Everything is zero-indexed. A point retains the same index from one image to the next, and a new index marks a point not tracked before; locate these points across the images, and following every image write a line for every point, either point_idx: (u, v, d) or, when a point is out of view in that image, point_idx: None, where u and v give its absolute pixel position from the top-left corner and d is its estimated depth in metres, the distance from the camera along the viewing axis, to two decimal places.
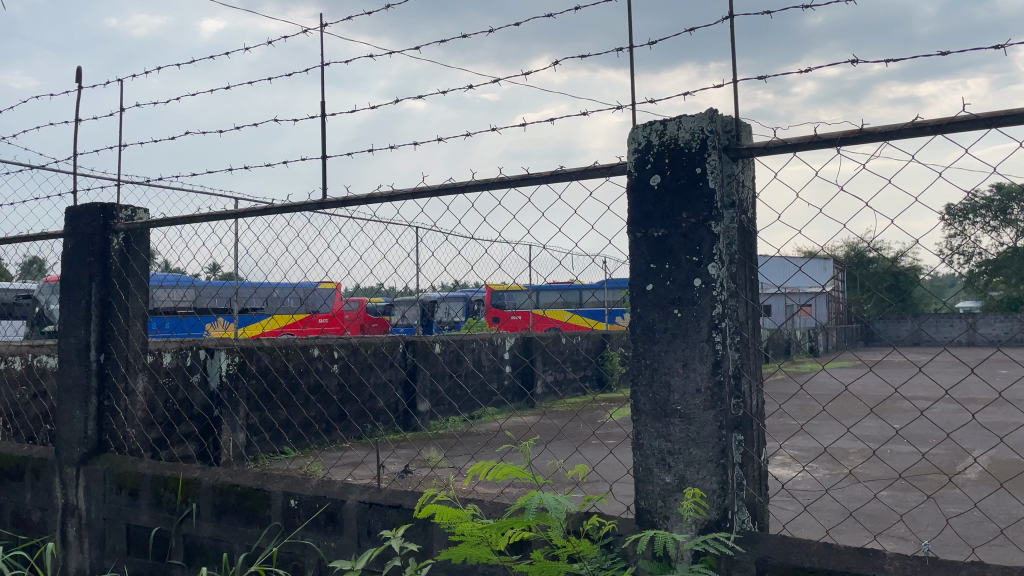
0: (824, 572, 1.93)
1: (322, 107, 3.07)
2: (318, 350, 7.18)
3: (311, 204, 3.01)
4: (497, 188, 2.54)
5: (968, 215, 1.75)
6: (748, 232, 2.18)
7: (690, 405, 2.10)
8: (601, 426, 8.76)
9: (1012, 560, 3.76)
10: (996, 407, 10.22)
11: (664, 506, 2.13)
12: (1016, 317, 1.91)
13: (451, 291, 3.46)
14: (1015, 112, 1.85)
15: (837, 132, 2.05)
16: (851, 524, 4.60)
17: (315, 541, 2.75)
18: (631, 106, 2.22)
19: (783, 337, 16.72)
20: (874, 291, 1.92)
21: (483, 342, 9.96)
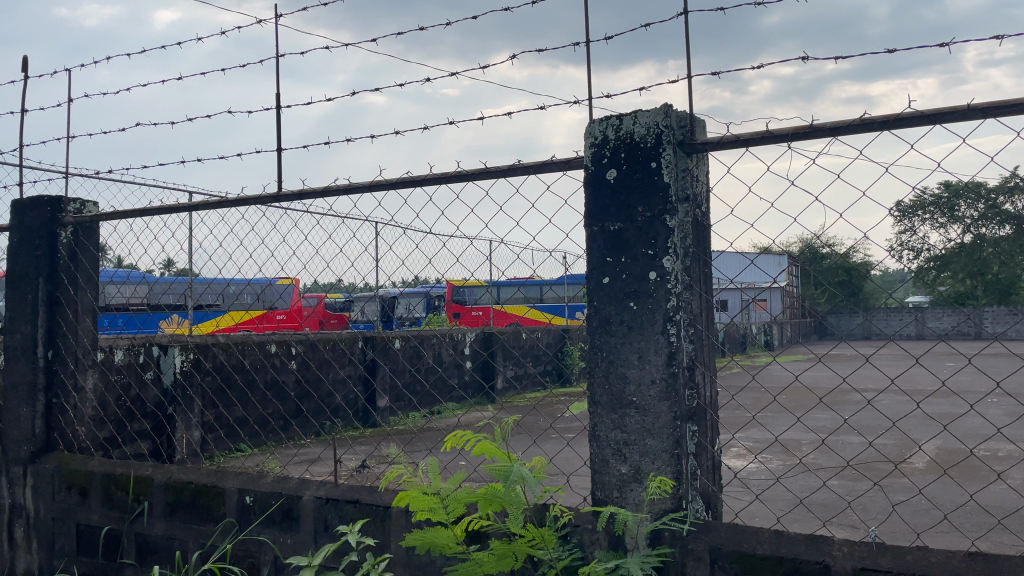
0: (774, 559, 1.97)
1: (278, 100, 3.03)
2: (274, 345, 7.10)
3: (266, 197, 2.97)
4: (456, 182, 2.53)
5: (917, 212, 1.79)
6: (703, 226, 2.21)
7: (645, 396, 2.12)
8: (560, 420, 8.80)
9: (956, 546, 3.87)
10: (941, 397, 10.54)
11: (620, 496, 2.15)
12: (961, 310, 1.97)
13: (412, 287, 3.45)
14: (957, 109, 1.91)
15: (787, 128, 2.09)
16: (802, 512, 4.72)
17: (271, 538, 2.73)
18: (587, 101, 2.23)
19: (739, 330, 17.01)
20: (827, 285, 1.96)
21: (442, 338, 9.95)
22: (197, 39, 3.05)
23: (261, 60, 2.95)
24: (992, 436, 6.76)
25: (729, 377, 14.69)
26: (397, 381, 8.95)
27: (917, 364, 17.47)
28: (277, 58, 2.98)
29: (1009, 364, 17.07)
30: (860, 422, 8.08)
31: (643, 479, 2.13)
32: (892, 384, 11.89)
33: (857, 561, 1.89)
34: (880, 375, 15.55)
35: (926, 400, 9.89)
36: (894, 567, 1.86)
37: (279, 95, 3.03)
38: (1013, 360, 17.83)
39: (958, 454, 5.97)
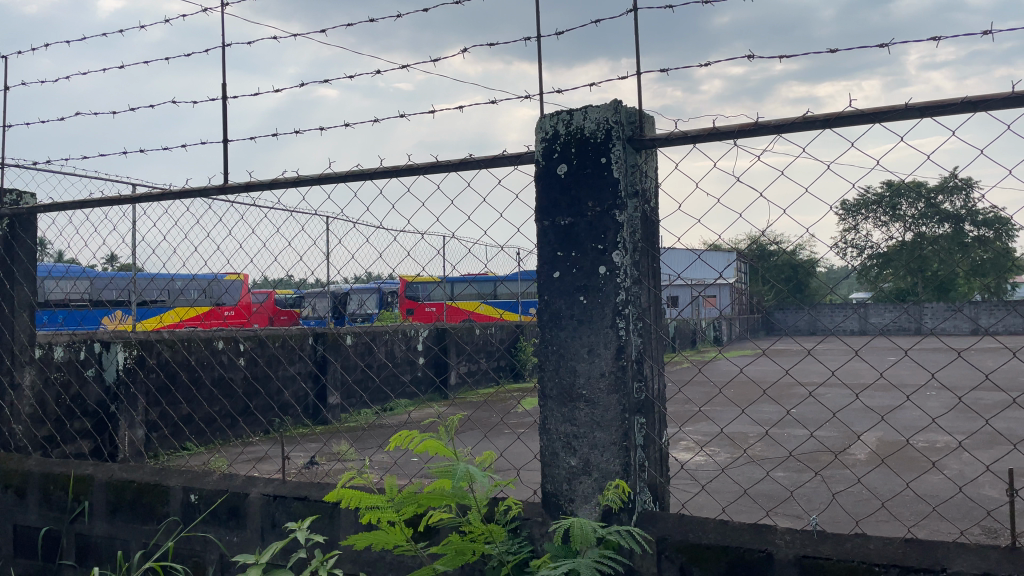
0: (720, 548, 2.01)
1: (224, 90, 2.97)
2: (221, 342, 6.98)
3: (211, 189, 2.91)
4: (407, 176, 2.51)
5: (860, 210, 1.84)
6: (652, 222, 2.23)
7: (594, 389, 2.14)
8: (511, 416, 8.82)
9: (893, 534, 4.00)
10: (881, 390, 10.85)
11: (569, 489, 2.17)
12: (901, 306, 2.03)
13: (367, 283, 3.42)
14: (896, 107, 1.96)
15: (733, 124, 2.12)
16: (746, 502, 4.82)
17: (217, 536, 2.68)
18: (539, 95, 2.24)
19: (689, 325, 17.26)
20: (773, 282, 2.00)
21: (395, 335, 9.89)
22: (139, 26, 2.97)
23: (206, 50, 2.89)
24: (930, 427, 6.99)
25: (678, 372, 14.89)
26: (348, 378, 8.87)
27: (859, 357, 17.96)
28: (224, 47, 2.92)
29: (945, 357, 17.61)
30: (805, 414, 8.28)
31: (592, 471, 2.14)
32: (835, 378, 12.21)
33: (798, 549, 1.94)
34: (822, 368, 15.95)
35: (867, 394, 10.16)
36: (834, 554, 1.90)
37: (225, 86, 2.97)
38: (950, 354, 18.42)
39: (895, 444, 6.15)
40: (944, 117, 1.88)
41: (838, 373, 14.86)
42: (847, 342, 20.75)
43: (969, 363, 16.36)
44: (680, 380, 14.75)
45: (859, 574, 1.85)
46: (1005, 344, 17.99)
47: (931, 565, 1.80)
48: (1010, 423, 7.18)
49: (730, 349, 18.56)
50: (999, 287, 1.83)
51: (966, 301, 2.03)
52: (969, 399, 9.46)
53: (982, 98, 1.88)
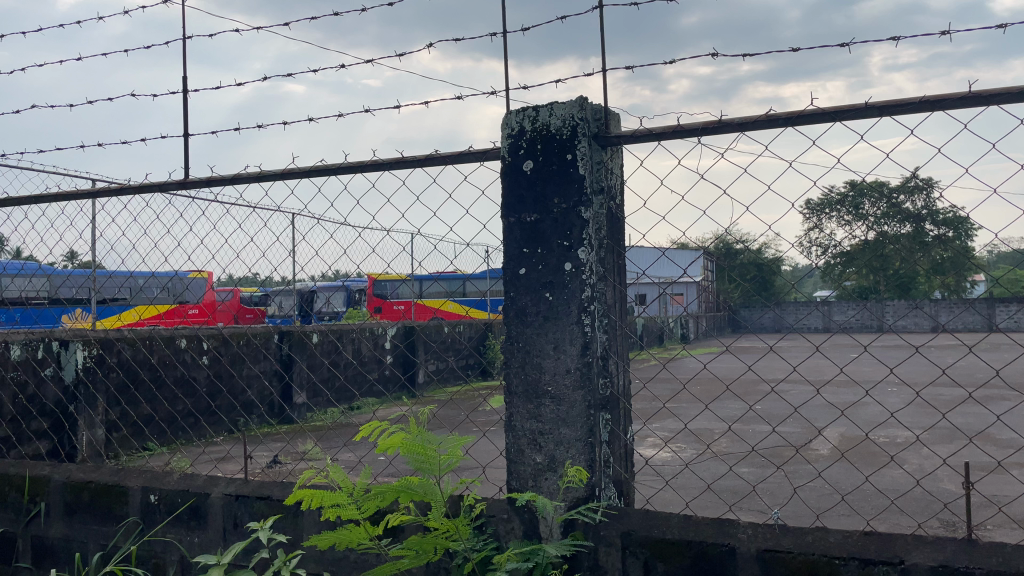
0: (683, 543, 2.03)
1: (187, 84, 2.92)
2: (184, 340, 6.89)
3: (172, 184, 2.86)
4: (372, 171, 2.49)
5: (825, 210, 1.87)
6: (617, 218, 2.24)
7: (559, 385, 2.14)
8: (478, 413, 8.82)
9: (853, 527, 4.08)
10: (844, 386, 11.04)
11: (534, 486, 2.17)
12: (863, 304, 2.06)
13: (333, 281, 3.39)
14: (856, 106, 1.99)
15: (697, 122, 2.14)
16: (710, 497, 4.88)
17: (178, 537, 2.64)
18: (504, 91, 2.23)
19: (657, 324, 17.36)
20: (739, 280, 2.02)
21: (362, 333, 9.83)
22: (98, 18, 2.91)
23: (167, 42, 2.84)
24: (890, 423, 7.13)
25: (644, 369, 15.00)
26: (314, 376, 8.79)
27: (821, 353, 18.27)
28: (185, 40, 2.87)
29: (904, 354, 18.00)
30: (770, 409, 8.39)
31: (557, 467, 2.15)
32: (799, 375, 12.39)
33: (760, 543, 1.96)
34: (785, 364, 16.19)
35: (829, 391, 10.33)
36: (795, 547, 1.93)
37: (186, 80, 2.92)
38: (909, 351, 18.83)
39: (855, 439, 6.27)
40: (904, 116, 1.91)
41: (801, 371, 15.10)
42: (810, 339, 21.11)
43: (928, 360, 16.73)
44: (648, 377, 14.87)
45: (819, 566, 1.88)
46: (962, 341, 18.39)
47: (890, 557, 1.84)
48: (967, 418, 7.36)
49: (697, 346, 18.77)
50: (957, 286, 1.87)
51: (924, 298, 2.08)
52: (929, 395, 9.67)
53: (939, 97, 1.92)
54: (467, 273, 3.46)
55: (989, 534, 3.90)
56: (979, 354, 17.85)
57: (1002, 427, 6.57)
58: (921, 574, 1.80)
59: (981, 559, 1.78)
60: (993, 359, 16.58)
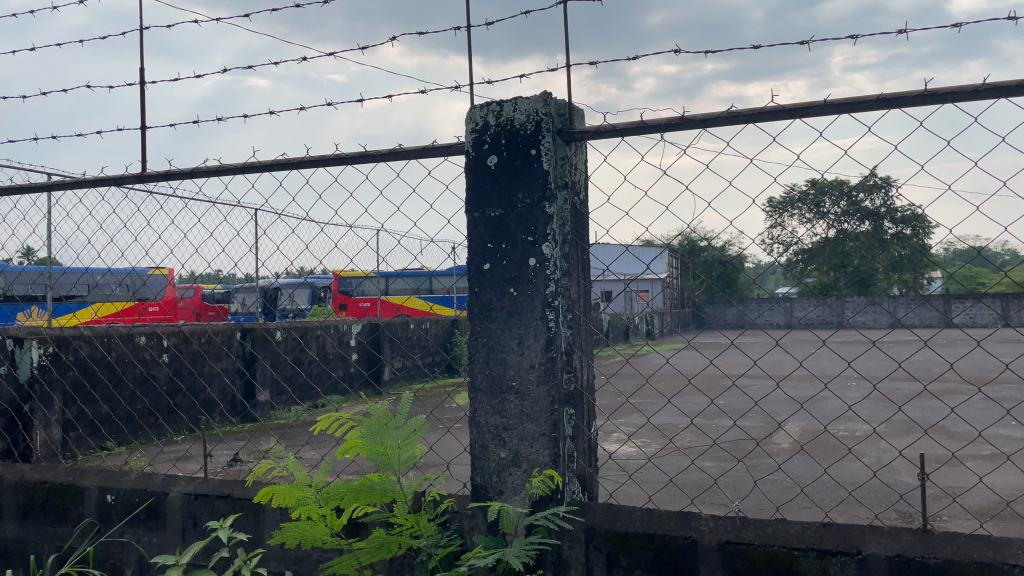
0: (646, 536, 2.05)
1: (144, 76, 2.86)
2: (143, 337, 6.78)
3: (128, 178, 2.80)
4: (334, 165, 2.47)
5: (787, 208, 1.90)
6: (581, 214, 2.25)
7: (523, 380, 2.15)
8: (444, 410, 8.80)
9: (812, 518, 4.15)
10: (806, 381, 11.22)
11: (498, 481, 2.17)
12: (824, 301, 2.10)
13: (298, 278, 3.36)
14: (815, 103, 2.02)
15: (659, 119, 2.15)
16: (672, 491, 4.94)
17: (135, 537, 2.60)
18: (467, 85, 2.23)
19: (623, 320, 17.45)
20: (704, 278, 2.05)
21: (326, 330, 9.74)
22: (51, 7, 2.84)
23: (124, 33, 2.78)
24: (849, 416, 7.27)
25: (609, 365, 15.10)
26: (277, 374, 8.70)
27: (782, 348, 18.55)
28: (143, 30, 2.81)
29: (862, 348, 18.35)
30: (733, 403, 8.51)
31: (521, 463, 2.15)
32: (761, 372, 12.58)
33: (721, 535, 1.99)
34: (747, 360, 16.41)
35: (791, 385, 10.51)
36: (755, 539, 1.95)
37: (143, 71, 2.86)
38: (868, 346, 19.20)
39: (815, 432, 6.38)
40: (863, 113, 1.95)
41: (764, 366, 15.33)
42: (771, 334, 21.44)
43: (886, 354, 17.08)
44: (613, 372, 14.96)
45: (780, 557, 1.92)
46: (918, 336, 18.81)
47: (847, 548, 1.87)
48: (923, 411, 7.52)
49: (661, 342, 18.95)
50: (915, 282, 1.92)
51: (883, 294, 2.12)
52: (888, 389, 9.88)
53: (896, 95, 1.96)
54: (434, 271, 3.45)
55: (944, 525, 3.99)
56: (935, 348, 18.26)
57: (957, 420, 6.74)
58: (879, 563, 1.84)
59: (937, 547, 1.82)
60: (949, 353, 16.94)
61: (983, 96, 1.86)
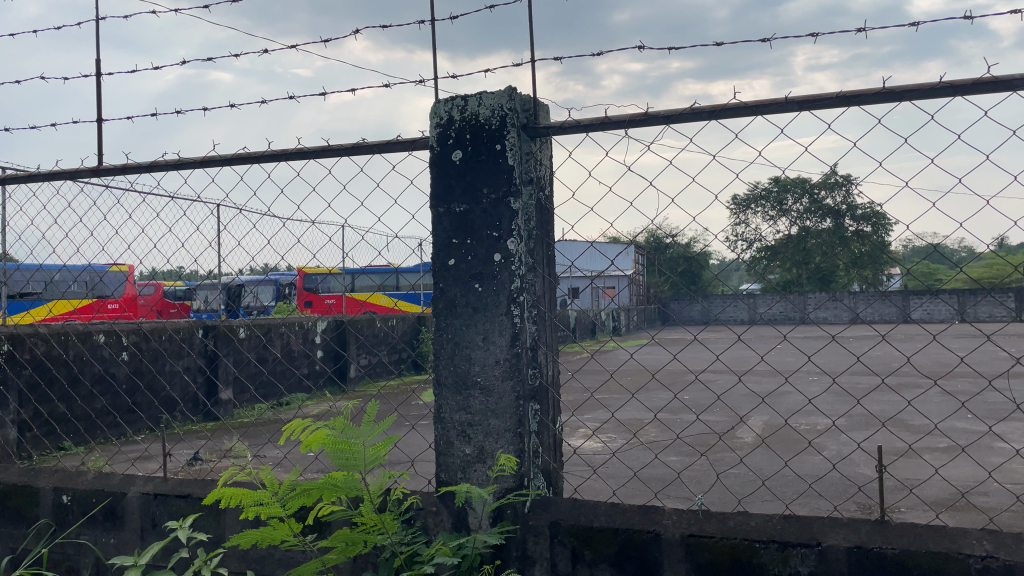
0: (610, 530, 2.06)
1: (100, 68, 2.80)
2: (101, 336, 6.65)
3: (84, 171, 2.74)
4: (296, 160, 2.44)
5: (751, 205, 1.92)
6: (546, 209, 2.26)
7: (488, 376, 2.14)
8: (410, 408, 8.77)
9: (773, 511, 4.22)
10: (770, 375, 11.37)
11: (464, 477, 2.17)
12: (786, 297, 2.13)
13: (260, 274, 3.32)
14: (776, 101, 2.04)
15: (624, 115, 2.16)
16: (637, 485, 4.98)
17: (92, 538, 2.55)
18: (432, 80, 2.21)
19: (590, 317, 17.51)
20: (669, 274, 2.07)
21: (290, 327, 9.65)
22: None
23: (80, 23, 2.71)
24: (810, 410, 7.39)
25: (575, 361, 15.17)
26: (239, 372, 8.59)
27: (745, 344, 18.80)
28: (99, 20, 2.75)
29: (823, 342, 18.68)
30: (698, 398, 8.60)
31: (486, 459, 2.15)
32: (726, 367, 12.73)
33: (684, 528, 2.01)
34: (710, 355, 16.59)
35: (756, 380, 10.66)
36: (718, 532, 1.97)
37: (100, 63, 2.80)
38: (828, 341, 19.54)
39: (776, 426, 6.48)
40: (824, 111, 1.97)
41: (728, 361, 15.52)
42: (734, 329, 21.73)
43: (846, 349, 17.40)
44: (579, 368, 15.04)
45: (741, 550, 1.94)
46: (877, 331, 19.18)
47: (807, 540, 1.90)
48: (883, 405, 7.68)
49: (626, 337, 19.09)
50: (873, 279, 1.96)
51: (843, 290, 2.17)
52: (849, 383, 10.06)
53: (854, 93, 1.98)
54: (399, 268, 3.43)
55: (901, 516, 4.07)
56: (894, 343, 18.64)
57: (914, 414, 6.90)
58: (837, 554, 1.87)
59: (896, 539, 1.86)
60: (907, 347, 17.30)
61: (939, 95, 1.89)
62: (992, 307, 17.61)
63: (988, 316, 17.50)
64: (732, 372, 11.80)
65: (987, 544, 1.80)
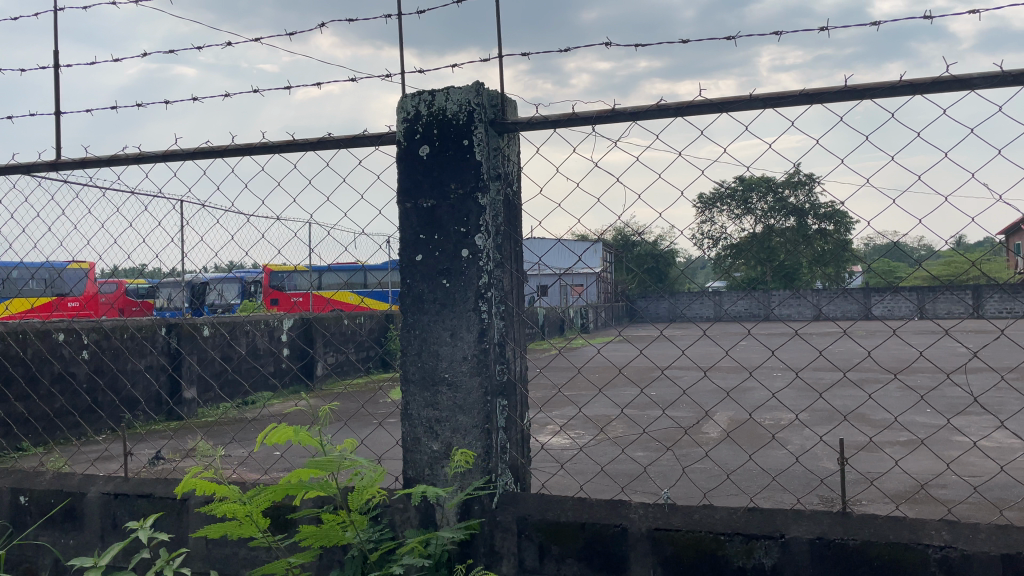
0: (577, 525, 2.07)
1: (58, 59, 2.74)
2: (61, 334, 6.52)
3: (42, 165, 2.68)
4: (261, 154, 2.41)
5: (716, 203, 1.94)
6: (514, 205, 2.26)
7: (456, 372, 2.14)
8: (377, 406, 8.73)
9: (738, 504, 4.27)
10: (736, 371, 11.50)
11: (431, 474, 2.16)
12: (751, 294, 2.15)
13: (225, 271, 3.28)
14: (741, 98, 2.06)
15: (592, 111, 2.17)
16: (604, 480, 5.01)
17: (50, 540, 2.51)
18: (398, 75, 2.20)
19: (558, 314, 17.57)
20: (636, 271, 2.08)
21: (255, 325, 9.54)
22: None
23: (37, 13, 2.66)
24: (774, 405, 7.49)
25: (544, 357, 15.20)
26: (203, 370, 8.49)
27: (710, 340, 19.02)
28: (57, 11, 2.69)
29: (787, 338, 18.95)
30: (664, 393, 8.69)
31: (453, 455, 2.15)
32: (693, 364, 12.86)
33: (650, 522, 2.03)
34: (676, 350, 16.76)
35: (723, 375, 10.77)
36: (683, 526, 2.00)
37: (58, 54, 2.74)
38: (791, 337, 19.83)
39: (741, 421, 6.56)
40: (789, 108, 1.99)
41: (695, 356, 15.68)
42: (700, 325, 21.93)
43: (809, 344, 17.65)
44: (546, 364, 15.08)
45: (707, 543, 1.96)
46: (840, 326, 19.47)
47: (770, 532, 1.93)
48: (844, 400, 7.80)
49: (594, 334, 19.19)
50: (835, 276, 2.00)
51: (808, 288, 2.20)
52: (812, 377, 10.21)
53: (817, 91, 2.01)
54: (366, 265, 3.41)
55: (863, 508, 4.15)
56: (855, 338, 18.94)
57: (875, 409, 7.03)
58: (800, 546, 1.90)
59: (857, 531, 1.89)
60: (868, 342, 17.61)
61: (900, 93, 1.92)
62: (950, 303, 17.98)
63: (947, 312, 17.85)
64: (698, 368, 11.91)
65: (945, 534, 1.84)
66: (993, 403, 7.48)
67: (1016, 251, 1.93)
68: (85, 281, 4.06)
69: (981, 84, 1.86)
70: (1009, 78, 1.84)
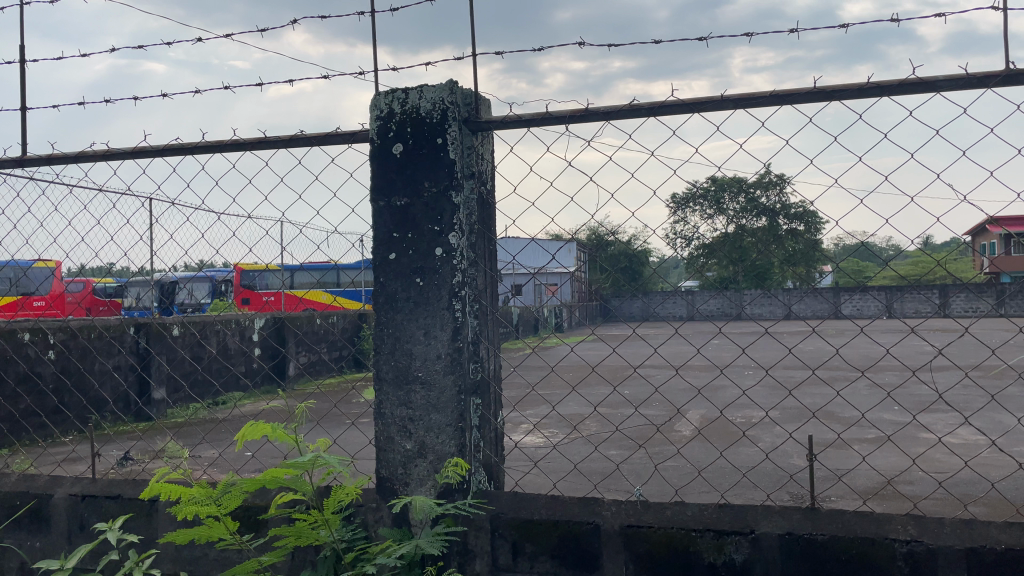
0: (550, 523, 2.07)
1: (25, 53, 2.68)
2: (26, 335, 6.41)
3: (7, 161, 2.63)
4: (232, 151, 2.38)
5: (688, 204, 1.95)
6: (487, 204, 2.25)
7: (430, 370, 2.13)
8: (350, 406, 8.67)
9: (709, 501, 4.32)
10: (708, 369, 11.58)
11: (404, 473, 2.16)
12: (723, 293, 2.17)
13: (195, 271, 3.24)
14: (712, 99, 2.08)
15: (565, 111, 2.17)
16: (577, 479, 5.03)
17: (16, 542, 2.47)
18: (371, 73, 2.19)
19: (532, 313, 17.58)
20: (608, 270, 2.09)
21: (226, 324, 9.45)
22: None
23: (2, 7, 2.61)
24: (745, 403, 7.56)
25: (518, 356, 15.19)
26: (173, 370, 8.40)
27: (682, 339, 19.13)
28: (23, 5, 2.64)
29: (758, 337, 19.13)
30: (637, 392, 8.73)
31: (427, 454, 2.14)
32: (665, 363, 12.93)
33: (623, 519, 2.04)
34: (648, 349, 16.85)
35: (696, 374, 10.84)
36: (655, 522, 2.01)
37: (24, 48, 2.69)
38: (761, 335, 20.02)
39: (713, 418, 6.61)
40: (759, 109, 2.01)
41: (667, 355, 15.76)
42: (672, 324, 22.05)
43: (780, 343, 17.83)
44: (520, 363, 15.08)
45: (678, 539, 1.98)
46: (809, 325, 19.69)
47: (741, 528, 1.95)
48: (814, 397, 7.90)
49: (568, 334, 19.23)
50: (805, 275, 2.02)
51: (779, 286, 2.22)
52: (783, 375, 10.32)
53: (788, 92, 2.03)
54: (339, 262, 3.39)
55: (832, 504, 4.20)
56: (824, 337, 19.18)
57: (844, 406, 7.11)
58: (770, 541, 1.92)
59: (827, 527, 1.92)
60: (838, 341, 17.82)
61: (868, 95, 1.95)
62: (917, 302, 18.26)
63: (914, 311, 18.11)
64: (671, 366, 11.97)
65: (912, 529, 1.87)
66: (958, 400, 7.61)
67: (982, 251, 1.96)
68: (50, 279, 3.99)
69: (946, 87, 1.89)
70: (974, 81, 1.87)
